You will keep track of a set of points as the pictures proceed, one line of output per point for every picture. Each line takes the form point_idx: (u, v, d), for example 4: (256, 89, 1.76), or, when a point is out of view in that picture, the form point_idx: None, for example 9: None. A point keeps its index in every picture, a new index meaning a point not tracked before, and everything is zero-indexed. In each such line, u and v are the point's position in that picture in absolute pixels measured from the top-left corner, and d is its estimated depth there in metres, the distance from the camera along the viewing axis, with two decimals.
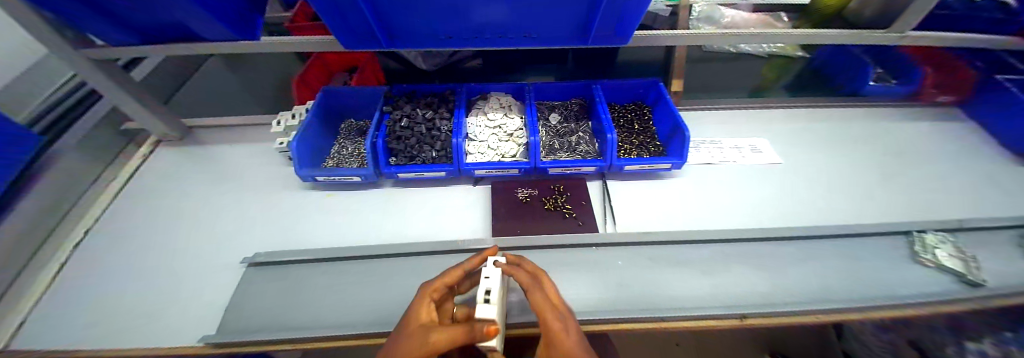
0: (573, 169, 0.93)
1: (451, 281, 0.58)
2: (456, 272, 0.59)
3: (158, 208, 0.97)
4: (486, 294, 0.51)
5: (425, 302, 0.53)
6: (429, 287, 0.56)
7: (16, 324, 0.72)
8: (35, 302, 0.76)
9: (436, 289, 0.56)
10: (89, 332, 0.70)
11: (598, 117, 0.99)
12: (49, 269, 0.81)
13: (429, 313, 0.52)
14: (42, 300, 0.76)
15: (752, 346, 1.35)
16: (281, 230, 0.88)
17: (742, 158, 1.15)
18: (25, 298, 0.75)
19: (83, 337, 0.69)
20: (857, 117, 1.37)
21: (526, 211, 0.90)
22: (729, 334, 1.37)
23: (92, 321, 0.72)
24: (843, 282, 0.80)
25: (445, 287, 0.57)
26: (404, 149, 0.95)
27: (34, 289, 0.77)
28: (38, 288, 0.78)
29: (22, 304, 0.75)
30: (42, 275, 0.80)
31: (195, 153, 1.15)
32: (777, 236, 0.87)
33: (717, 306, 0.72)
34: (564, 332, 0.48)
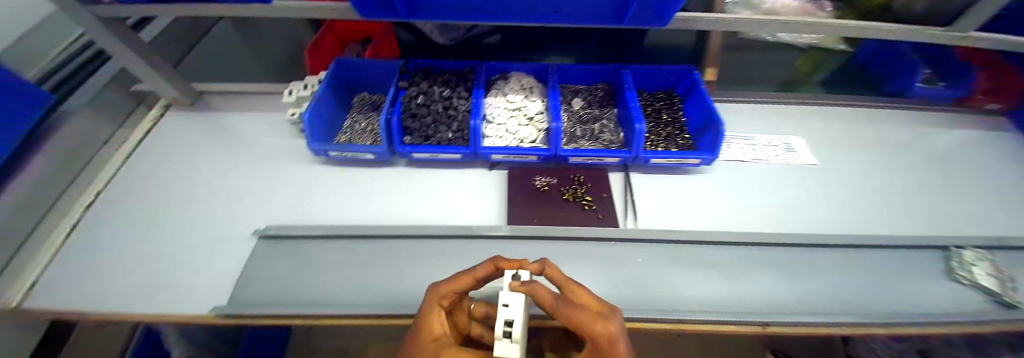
0: (596, 159, 0.89)
1: (462, 289, 0.52)
2: (465, 280, 0.51)
3: (169, 173, 0.96)
4: (507, 326, 0.44)
5: (436, 311, 0.50)
6: (438, 294, 0.51)
7: (29, 283, 0.72)
8: (46, 264, 0.76)
9: (445, 296, 0.51)
10: (100, 297, 0.70)
11: (626, 104, 0.93)
12: (61, 232, 0.81)
13: (440, 326, 0.50)
14: (52, 266, 0.76)
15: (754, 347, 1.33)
16: (293, 203, 0.87)
17: (775, 157, 1.08)
18: (36, 259, 0.75)
19: (96, 302, 0.69)
20: (902, 120, 1.27)
21: (543, 200, 0.87)
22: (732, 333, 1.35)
23: (104, 287, 0.72)
24: (875, 295, 0.76)
25: (456, 293, 0.52)
26: (419, 128, 0.91)
27: (45, 253, 0.77)
28: (49, 250, 0.77)
29: (33, 265, 0.74)
30: (53, 237, 0.80)
31: (207, 119, 1.13)
32: (807, 242, 0.82)
33: (739, 312, 0.69)
34: (614, 338, 0.45)
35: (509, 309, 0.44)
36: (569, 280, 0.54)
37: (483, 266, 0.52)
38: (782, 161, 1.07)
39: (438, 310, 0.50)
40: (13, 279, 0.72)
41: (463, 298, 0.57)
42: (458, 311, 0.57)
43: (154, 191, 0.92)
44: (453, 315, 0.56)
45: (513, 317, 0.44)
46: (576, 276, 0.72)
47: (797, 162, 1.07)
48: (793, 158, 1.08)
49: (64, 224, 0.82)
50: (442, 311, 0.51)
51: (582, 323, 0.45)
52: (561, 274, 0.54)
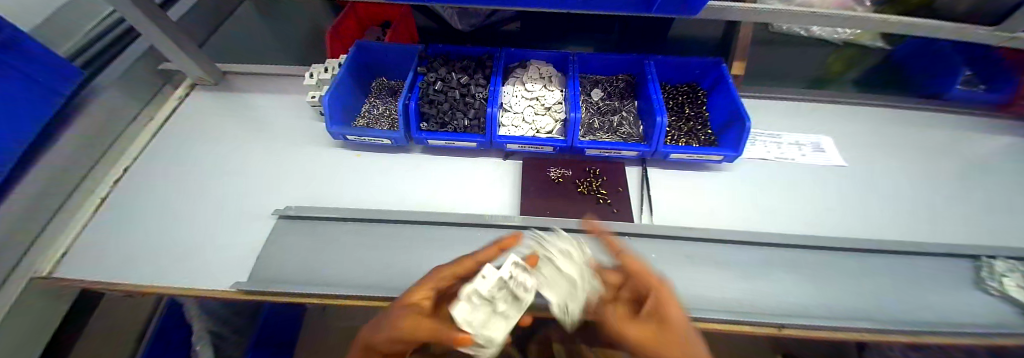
0: (614, 152, 0.87)
1: (462, 273, 0.53)
2: (465, 264, 0.53)
3: (193, 151, 0.99)
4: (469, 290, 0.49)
5: (431, 283, 0.52)
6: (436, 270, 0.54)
7: (61, 252, 0.77)
8: (76, 233, 0.80)
9: (445, 276, 0.53)
10: (128, 267, 0.74)
11: (648, 97, 0.90)
12: (91, 203, 0.85)
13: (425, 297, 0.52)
14: (81, 236, 0.80)
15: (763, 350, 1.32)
16: (312, 185, 0.88)
17: (801, 156, 1.04)
18: (68, 227, 0.80)
19: (124, 270, 0.73)
20: (941, 123, 1.20)
21: (558, 192, 0.86)
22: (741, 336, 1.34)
23: (131, 258, 0.75)
24: (897, 302, 0.73)
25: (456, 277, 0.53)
26: (436, 114, 0.90)
27: (74, 225, 0.81)
28: (80, 220, 0.82)
29: (65, 233, 0.79)
30: (84, 208, 0.84)
31: (230, 99, 1.15)
32: (830, 246, 0.79)
33: (755, 313, 0.68)
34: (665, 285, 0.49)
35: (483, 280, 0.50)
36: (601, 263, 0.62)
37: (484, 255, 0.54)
38: (809, 161, 1.03)
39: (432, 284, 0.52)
40: (45, 247, 0.76)
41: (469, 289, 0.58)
42: None
43: (179, 167, 0.95)
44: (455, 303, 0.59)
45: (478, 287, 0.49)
46: None
47: (824, 162, 1.03)
48: (821, 158, 1.04)
49: (94, 195, 0.87)
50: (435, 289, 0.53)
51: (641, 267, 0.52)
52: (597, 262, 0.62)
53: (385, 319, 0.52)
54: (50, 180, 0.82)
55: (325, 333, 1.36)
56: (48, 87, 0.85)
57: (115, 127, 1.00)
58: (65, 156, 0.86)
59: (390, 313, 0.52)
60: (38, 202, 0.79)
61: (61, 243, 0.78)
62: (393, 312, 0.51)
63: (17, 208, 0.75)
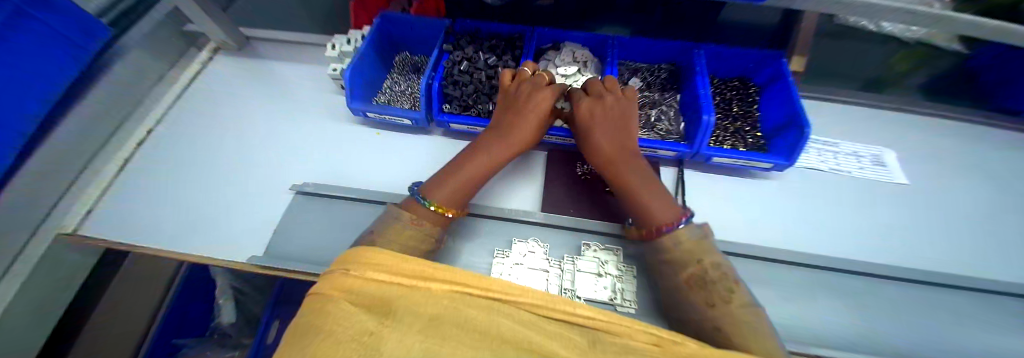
0: (650, 150, 0.79)
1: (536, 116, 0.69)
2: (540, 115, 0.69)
3: (214, 118, 0.99)
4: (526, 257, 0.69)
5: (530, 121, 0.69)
6: (526, 106, 0.69)
7: (82, 211, 0.81)
8: (101, 192, 0.85)
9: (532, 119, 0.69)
10: (145, 231, 0.77)
11: (694, 92, 0.81)
12: (114, 165, 0.89)
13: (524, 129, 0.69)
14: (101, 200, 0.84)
15: None
16: (330, 161, 0.86)
17: (859, 169, 0.93)
18: (91, 185, 0.84)
19: (139, 233, 0.76)
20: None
21: (584, 189, 0.80)
22: None
23: (149, 222, 0.78)
24: (950, 340, 0.66)
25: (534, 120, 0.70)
26: (460, 96, 0.84)
27: (94, 188, 0.84)
28: (102, 181, 0.86)
29: (89, 191, 0.83)
30: (106, 168, 0.88)
31: (252, 66, 1.12)
32: (884, 274, 0.71)
33: (788, 340, 0.62)
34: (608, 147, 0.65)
35: (533, 255, 0.70)
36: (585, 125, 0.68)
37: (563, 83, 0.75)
38: (868, 175, 0.93)
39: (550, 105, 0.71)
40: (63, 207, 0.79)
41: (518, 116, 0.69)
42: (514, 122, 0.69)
43: (200, 134, 0.95)
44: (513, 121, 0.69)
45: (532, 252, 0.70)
46: (617, 279, 0.66)
47: (884, 178, 0.93)
48: (881, 173, 0.93)
49: (118, 155, 0.91)
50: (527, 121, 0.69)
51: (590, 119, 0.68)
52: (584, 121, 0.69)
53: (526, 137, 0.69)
54: (77, 138, 0.83)
55: None
56: (73, 41, 0.82)
57: (139, 87, 0.99)
58: (96, 113, 0.88)
59: (528, 131, 0.69)
60: (65, 159, 0.81)
61: (86, 200, 0.82)
62: (508, 144, 0.67)
63: (45, 163, 0.77)
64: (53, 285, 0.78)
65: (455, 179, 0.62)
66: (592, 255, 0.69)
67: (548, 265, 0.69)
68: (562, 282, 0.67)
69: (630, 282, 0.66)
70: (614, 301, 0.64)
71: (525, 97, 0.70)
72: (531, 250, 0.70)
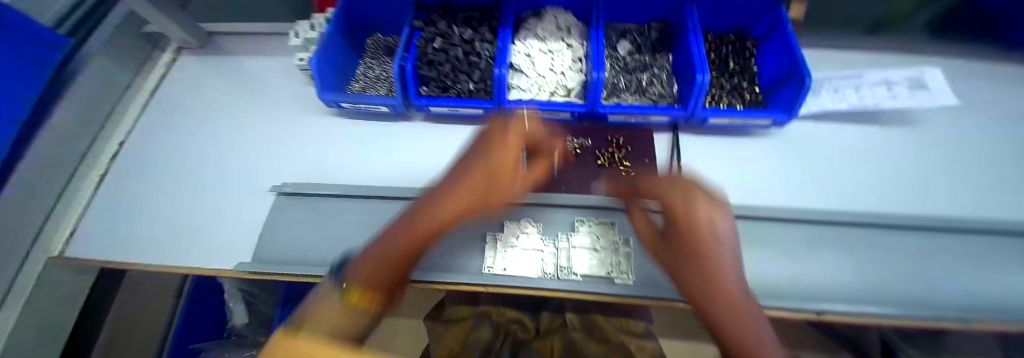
0: (641, 117, 0.75)
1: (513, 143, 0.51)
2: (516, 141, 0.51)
3: (186, 123, 0.94)
4: (519, 237, 0.67)
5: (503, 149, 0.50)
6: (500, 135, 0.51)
7: (67, 231, 0.80)
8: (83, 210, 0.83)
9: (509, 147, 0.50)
10: (133, 247, 0.75)
11: (687, 50, 0.76)
12: (89, 184, 0.86)
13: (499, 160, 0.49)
14: (84, 219, 0.82)
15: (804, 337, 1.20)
16: (310, 158, 0.82)
17: (891, 99, 0.84)
18: (70, 206, 0.81)
19: (128, 249, 0.75)
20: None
21: (575, 164, 0.77)
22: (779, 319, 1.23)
23: (135, 237, 0.77)
24: (952, 285, 0.65)
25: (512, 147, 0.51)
26: (437, 77, 0.79)
27: (76, 207, 0.82)
28: (82, 199, 0.83)
29: (71, 210, 0.81)
30: (85, 185, 0.85)
31: (219, 63, 1.06)
32: (886, 224, 0.69)
33: (790, 300, 0.62)
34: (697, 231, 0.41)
35: (526, 235, 0.68)
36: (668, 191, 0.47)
37: (552, 142, 0.66)
38: (902, 104, 0.83)
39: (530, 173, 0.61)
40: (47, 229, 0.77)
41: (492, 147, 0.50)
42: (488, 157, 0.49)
43: (174, 141, 0.91)
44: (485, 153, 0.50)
45: (525, 232, 0.68)
46: (614, 253, 0.65)
47: (927, 102, 0.82)
48: (922, 97, 0.83)
49: (92, 171, 0.87)
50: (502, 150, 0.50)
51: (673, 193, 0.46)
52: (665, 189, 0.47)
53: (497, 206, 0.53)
54: (57, 156, 0.79)
55: None
56: (35, 57, 0.75)
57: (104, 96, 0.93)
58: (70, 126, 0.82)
59: (493, 204, 0.51)
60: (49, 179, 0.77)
61: (69, 221, 0.80)
62: (470, 188, 0.47)
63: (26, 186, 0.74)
64: (52, 310, 0.79)
65: (406, 234, 0.46)
66: (585, 231, 0.67)
67: (543, 245, 0.67)
68: (558, 261, 0.66)
69: (626, 255, 0.65)
70: (611, 274, 0.63)
71: (484, 162, 0.49)
72: (523, 230, 0.68)
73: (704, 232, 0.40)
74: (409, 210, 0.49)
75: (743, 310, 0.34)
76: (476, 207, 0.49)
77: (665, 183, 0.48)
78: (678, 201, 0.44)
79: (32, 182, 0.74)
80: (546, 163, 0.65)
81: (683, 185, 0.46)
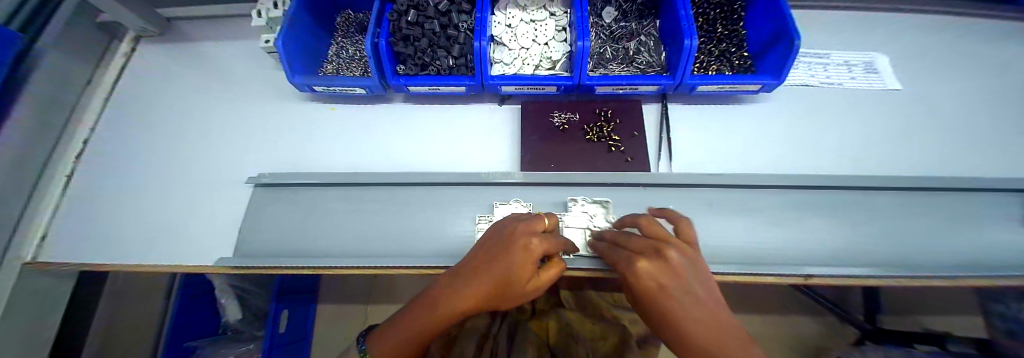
0: (629, 88, 0.72)
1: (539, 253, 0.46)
2: (541, 251, 0.45)
3: (154, 117, 0.88)
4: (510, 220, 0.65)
5: (525, 259, 0.45)
6: (525, 244, 0.45)
7: (39, 234, 0.76)
8: (53, 216, 0.78)
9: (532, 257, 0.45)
10: (111, 249, 0.72)
11: (673, 14, 0.72)
12: (54, 192, 0.79)
13: (521, 272, 0.45)
14: (54, 223, 0.77)
15: (794, 302, 1.23)
16: (286, 147, 0.78)
17: (851, 79, 0.89)
18: (39, 211, 0.76)
19: (107, 252, 0.72)
20: (1016, 34, 0.99)
21: (563, 141, 0.74)
22: (770, 287, 1.25)
23: (111, 239, 0.73)
24: (935, 242, 0.66)
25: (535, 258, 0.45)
26: (413, 54, 0.74)
27: (44, 211, 0.77)
28: (51, 201, 0.78)
29: (41, 214, 0.76)
30: (51, 188, 0.79)
31: (183, 52, 0.98)
32: (875, 186, 0.69)
33: (779, 264, 0.62)
34: (656, 279, 0.39)
35: None
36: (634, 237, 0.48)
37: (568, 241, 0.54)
38: (860, 84, 0.88)
39: (550, 271, 0.50)
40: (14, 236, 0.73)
41: (513, 257, 0.44)
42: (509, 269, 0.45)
43: (142, 136, 0.86)
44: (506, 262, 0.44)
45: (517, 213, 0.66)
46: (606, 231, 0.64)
47: (878, 85, 0.88)
48: (874, 81, 0.89)
49: (57, 173, 0.81)
50: (524, 261, 0.45)
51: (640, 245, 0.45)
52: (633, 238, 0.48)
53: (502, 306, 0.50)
54: (14, 161, 0.73)
55: (339, 284, 1.37)
56: None
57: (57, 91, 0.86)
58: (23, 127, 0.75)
59: (501, 302, 0.48)
60: (8, 186, 0.72)
61: (37, 228, 0.76)
62: (487, 295, 0.46)
63: None
64: (31, 319, 0.77)
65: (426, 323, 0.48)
66: (578, 213, 0.66)
67: None
68: None
69: None
70: None
71: (521, 267, 0.44)
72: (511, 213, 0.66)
73: (665, 293, 0.37)
74: (427, 305, 0.49)
75: (727, 347, 0.33)
76: (487, 302, 0.47)
77: (638, 240, 0.46)
78: (632, 265, 0.42)
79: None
80: (559, 268, 0.51)
81: (652, 244, 0.43)
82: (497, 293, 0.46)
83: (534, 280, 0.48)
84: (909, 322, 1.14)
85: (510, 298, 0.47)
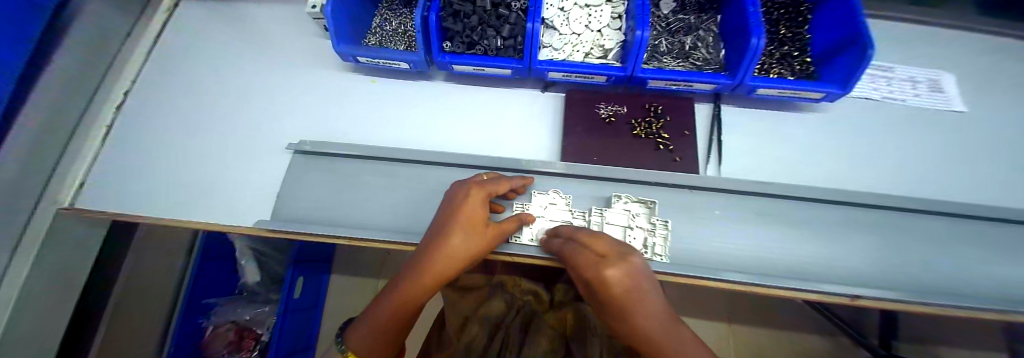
0: (683, 85, 0.69)
1: (483, 199, 0.52)
2: (483, 195, 0.52)
3: (194, 75, 0.88)
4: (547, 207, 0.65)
5: (474, 205, 0.51)
6: (469, 194, 0.51)
7: (78, 182, 0.77)
8: (89, 167, 0.78)
9: (478, 201, 0.51)
10: (149, 201, 0.73)
11: (740, 8, 0.67)
12: (91, 145, 0.79)
13: (474, 220, 0.50)
14: (92, 173, 0.78)
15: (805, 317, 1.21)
16: (324, 116, 0.78)
17: (915, 96, 0.83)
18: (79, 161, 0.77)
19: (143, 205, 0.73)
20: None
21: (608, 134, 0.72)
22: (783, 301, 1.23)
23: (148, 191, 0.74)
24: (990, 275, 0.63)
25: (480, 202, 0.52)
26: (461, 31, 0.73)
27: (83, 161, 0.78)
28: (90, 151, 0.79)
29: (78, 162, 0.77)
30: (92, 137, 0.80)
31: (225, 12, 0.98)
32: (936, 211, 0.66)
33: (825, 283, 0.60)
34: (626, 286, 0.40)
35: (554, 205, 0.65)
36: (585, 240, 0.48)
37: (520, 217, 0.59)
38: (924, 103, 0.83)
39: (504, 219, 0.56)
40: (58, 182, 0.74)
41: (462, 207, 0.50)
42: (463, 218, 0.49)
43: (181, 93, 0.86)
44: (459, 213, 0.50)
45: (556, 200, 0.65)
46: (649, 231, 0.63)
47: (943, 105, 0.83)
48: (939, 100, 0.83)
49: (98, 124, 0.82)
50: (474, 206, 0.51)
51: (593, 251, 0.45)
52: (583, 243, 0.48)
53: (459, 247, 0.49)
54: (57, 108, 0.72)
55: (355, 257, 1.39)
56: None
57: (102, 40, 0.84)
58: (68, 72, 0.73)
59: (457, 238, 0.49)
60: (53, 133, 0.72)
61: (74, 177, 0.76)
62: (454, 251, 0.49)
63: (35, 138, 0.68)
64: (67, 263, 0.78)
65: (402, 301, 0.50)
66: (620, 210, 0.64)
67: (571, 217, 0.65)
68: None
69: (662, 236, 0.62)
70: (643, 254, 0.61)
71: (456, 191, 0.53)
72: (547, 200, 0.65)
73: (629, 297, 0.39)
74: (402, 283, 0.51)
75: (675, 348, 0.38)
76: (442, 237, 0.49)
77: (601, 243, 0.47)
78: (596, 272, 0.41)
79: (38, 135, 0.68)
80: (515, 221, 0.57)
81: (614, 251, 0.44)
82: (463, 244, 0.49)
83: (483, 215, 0.51)
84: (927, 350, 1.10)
85: (463, 229, 0.49)
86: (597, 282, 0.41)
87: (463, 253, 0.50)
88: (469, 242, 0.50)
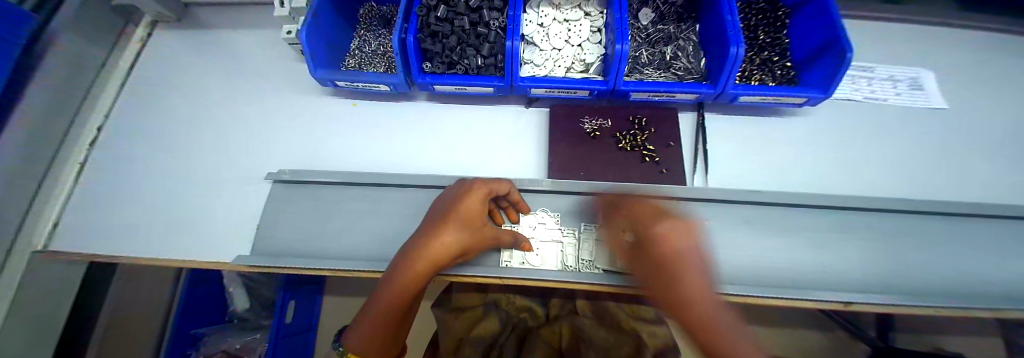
0: (665, 96, 0.68)
1: (485, 196, 0.52)
2: (486, 192, 0.52)
3: (171, 105, 0.86)
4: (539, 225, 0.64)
5: (475, 200, 0.51)
6: (474, 188, 0.52)
7: (51, 222, 0.74)
8: (62, 208, 0.75)
9: (479, 196, 0.51)
10: (125, 239, 0.71)
11: (717, 18, 0.67)
12: (64, 184, 0.77)
13: (473, 214, 0.50)
14: (66, 213, 0.75)
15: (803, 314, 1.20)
16: (306, 142, 0.76)
17: (896, 95, 0.84)
18: (51, 203, 0.74)
19: (118, 243, 0.71)
20: None
21: (594, 149, 0.71)
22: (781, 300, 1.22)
23: (125, 228, 0.72)
24: (980, 272, 0.63)
25: (481, 197, 0.52)
26: (441, 52, 0.72)
27: (54, 201, 0.75)
28: (63, 190, 0.76)
29: (51, 202, 0.74)
30: (64, 175, 0.77)
31: (202, 39, 0.96)
32: (922, 211, 0.66)
33: (819, 290, 0.59)
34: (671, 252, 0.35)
35: (544, 224, 0.64)
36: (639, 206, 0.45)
37: (514, 233, 0.58)
38: (905, 101, 0.84)
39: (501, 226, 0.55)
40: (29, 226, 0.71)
41: (464, 200, 0.50)
42: (463, 209, 0.49)
43: (157, 124, 0.84)
44: (461, 204, 0.50)
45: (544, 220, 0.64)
46: None
47: (923, 103, 0.84)
48: (919, 98, 0.84)
49: (71, 160, 0.79)
50: (476, 200, 0.51)
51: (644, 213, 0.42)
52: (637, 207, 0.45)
53: (451, 236, 0.46)
54: (25, 151, 0.69)
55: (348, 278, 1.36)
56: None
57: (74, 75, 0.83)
58: (35, 110, 0.71)
59: (455, 226, 0.47)
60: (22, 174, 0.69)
61: (47, 218, 0.73)
62: (450, 239, 0.46)
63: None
64: (50, 302, 0.76)
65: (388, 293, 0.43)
66: None
67: (561, 235, 0.64)
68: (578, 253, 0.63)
69: None
70: None
71: (458, 187, 0.53)
72: (536, 220, 0.65)
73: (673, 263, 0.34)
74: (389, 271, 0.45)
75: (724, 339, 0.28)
76: (434, 226, 0.47)
77: (648, 208, 0.43)
78: (646, 226, 0.38)
79: (4, 178, 0.65)
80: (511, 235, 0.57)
81: (658, 216, 0.40)
82: (460, 236, 0.47)
83: (479, 208, 0.51)
84: (922, 340, 1.09)
85: (456, 219, 0.48)
86: (646, 238, 0.38)
87: (460, 244, 0.47)
88: (466, 236, 0.48)
